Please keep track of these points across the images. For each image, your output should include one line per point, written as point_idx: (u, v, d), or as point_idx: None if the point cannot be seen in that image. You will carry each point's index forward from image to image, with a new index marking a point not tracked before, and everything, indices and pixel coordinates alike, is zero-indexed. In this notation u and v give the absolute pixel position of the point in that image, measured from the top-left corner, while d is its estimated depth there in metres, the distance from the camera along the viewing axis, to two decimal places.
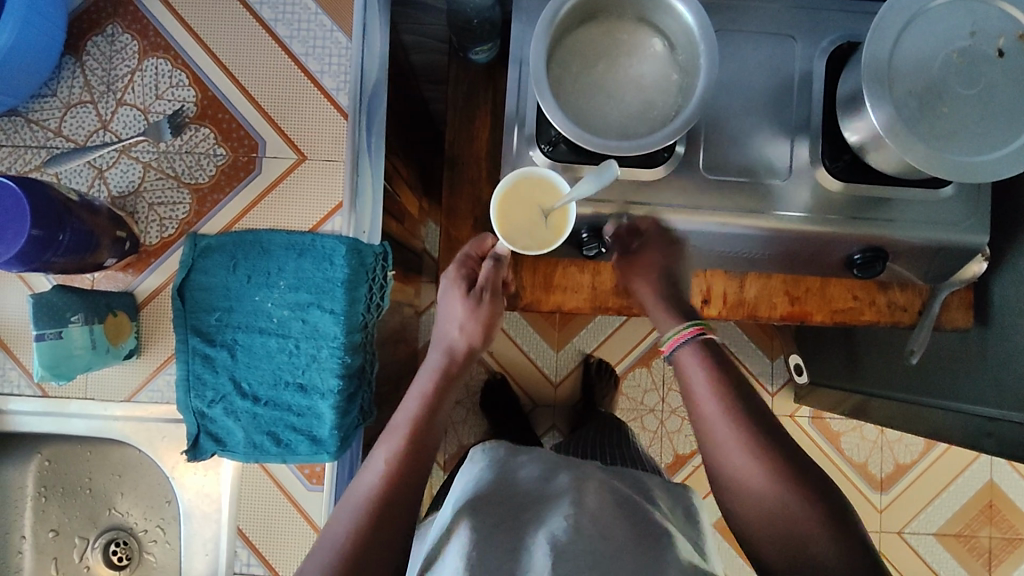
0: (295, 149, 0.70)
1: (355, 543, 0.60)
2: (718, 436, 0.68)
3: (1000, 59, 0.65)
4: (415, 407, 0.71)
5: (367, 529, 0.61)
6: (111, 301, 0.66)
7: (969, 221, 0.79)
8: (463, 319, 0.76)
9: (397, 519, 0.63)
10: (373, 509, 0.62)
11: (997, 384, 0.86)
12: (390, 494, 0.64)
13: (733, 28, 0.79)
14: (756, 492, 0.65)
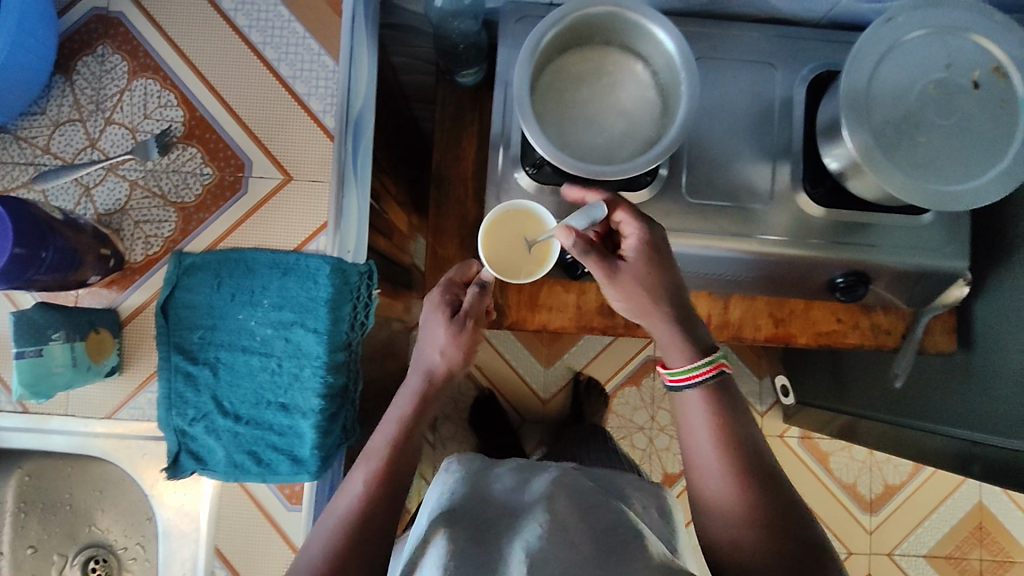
0: (281, 169, 0.70)
1: (330, 562, 0.58)
2: (699, 461, 0.63)
3: (976, 90, 0.66)
4: (393, 429, 0.69)
5: (342, 553, 0.59)
6: (94, 318, 0.66)
7: (948, 246, 0.80)
8: (445, 343, 0.75)
9: (375, 541, 0.61)
10: (350, 533, 0.60)
11: (983, 408, 0.86)
12: (367, 514, 0.62)
13: (714, 56, 0.81)
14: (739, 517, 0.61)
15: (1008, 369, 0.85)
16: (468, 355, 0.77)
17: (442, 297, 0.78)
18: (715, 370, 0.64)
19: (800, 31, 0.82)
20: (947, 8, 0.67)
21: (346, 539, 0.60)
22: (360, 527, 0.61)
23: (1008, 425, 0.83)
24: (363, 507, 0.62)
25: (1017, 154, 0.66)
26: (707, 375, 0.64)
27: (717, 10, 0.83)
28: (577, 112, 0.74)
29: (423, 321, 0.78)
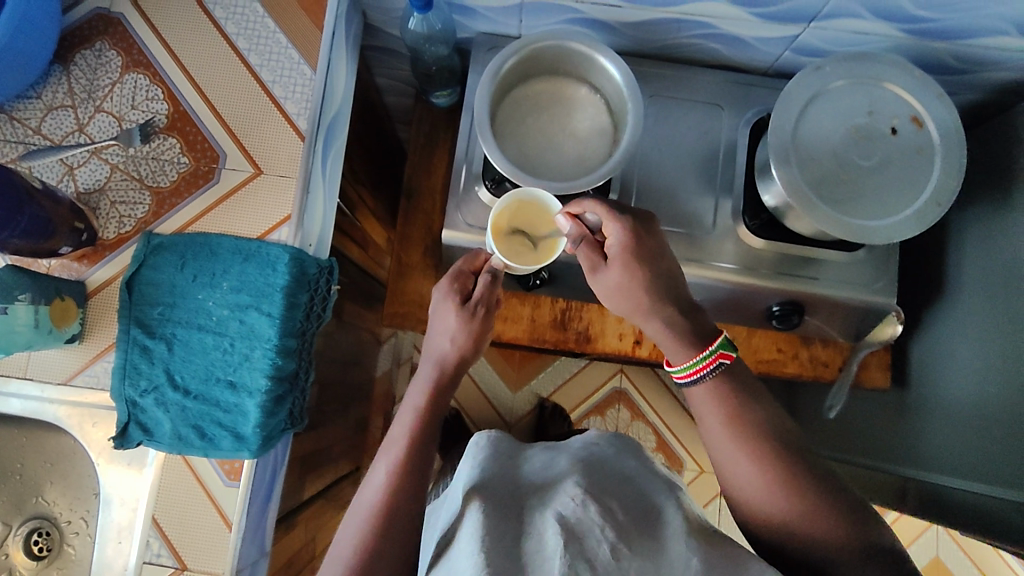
0: (252, 163, 0.75)
1: (360, 560, 0.58)
2: (726, 459, 0.62)
3: (894, 136, 0.73)
4: (410, 419, 0.68)
5: (371, 547, 0.59)
6: (61, 286, 0.70)
7: (879, 282, 0.85)
8: (455, 330, 0.73)
9: (403, 534, 0.61)
10: (377, 526, 0.60)
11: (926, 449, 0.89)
12: (392, 510, 0.61)
13: (668, 96, 0.88)
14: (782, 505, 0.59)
15: (940, 404, 0.89)
16: (479, 343, 0.74)
17: (451, 285, 0.76)
18: (714, 364, 0.65)
19: (748, 78, 0.90)
20: (867, 61, 0.73)
21: (375, 533, 0.60)
22: (387, 521, 0.61)
23: (946, 464, 0.85)
24: (388, 501, 0.62)
25: (932, 196, 0.71)
26: (706, 368, 0.65)
27: (673, 55, 0.91)
28: (534, 133, 0.80)
29: (432, 307, 0.76)
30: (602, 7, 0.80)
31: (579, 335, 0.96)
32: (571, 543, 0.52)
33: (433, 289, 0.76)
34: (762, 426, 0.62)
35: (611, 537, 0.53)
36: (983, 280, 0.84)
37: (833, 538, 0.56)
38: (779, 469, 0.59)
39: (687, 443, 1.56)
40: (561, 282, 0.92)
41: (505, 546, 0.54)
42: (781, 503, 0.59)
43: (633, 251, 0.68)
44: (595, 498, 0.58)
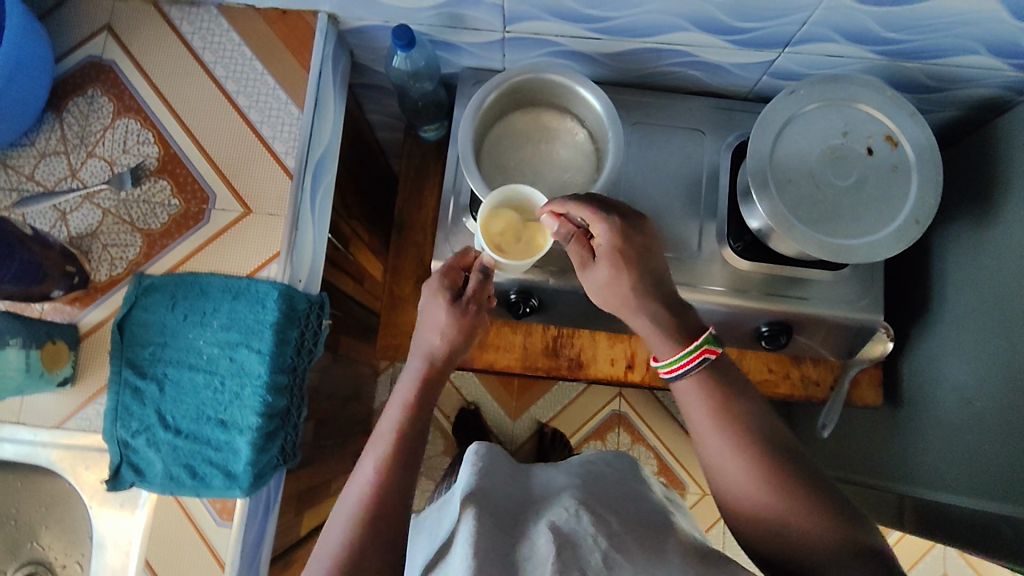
0: (241, 203, 0.77)
1: (347, 553, 0.56)
2: (715, 458, 0.62)
3: (870, 156, 0.74)
4: (398, 412, 0.67)
5: (360, 539, 0.57)
6: (52, 330, 0.70)
7: (865, 300, 0.85)
8: (444, 324, 0.72)
9: (393, 527, 0.59)
10: (365, 519, 0.58)
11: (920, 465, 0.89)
12: (379, 502, 0.60)
13: (651, 123, 0.90)
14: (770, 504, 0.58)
15: (934, 420, 0.88)
16: (470, 337, 0.73)
17: (440, 281, 0.75)
18: (697, 359, 0.64)
19: (729, 103, 0.91)
20: (841, 84, 0.75)
21: (360, 537, 0.57)
22: (373, 524, 0.58)
23: (940, 480, 0.85)
24: (373, 505, 0.59)
25: (911, 213, 0.72)
26: (689, 366, 0.64)
27: (654, 84, 0.93)
28: (519, 164, 0.81)
29: (422, 305, 0.75)
30: (582, 41, 0.82)
31: (571, 362, 0.97)
32: (564, 550, 0.50)
33: (423, 287, 0.75)
34: (758, 432, 0.61)
35: (604, 544, 0.52)
36: (971, 294, 0.84)
37: (826, 540, 0.55)
38: (772, 471, 0.59)
39: (687, 465, 1.55)
40: (552, 310, 0.92)
41: (493, 550, 0.52)
42: (772, 504, 0.58)
43: (619, 248, 0.68)
44: (590, 509, 0.57)
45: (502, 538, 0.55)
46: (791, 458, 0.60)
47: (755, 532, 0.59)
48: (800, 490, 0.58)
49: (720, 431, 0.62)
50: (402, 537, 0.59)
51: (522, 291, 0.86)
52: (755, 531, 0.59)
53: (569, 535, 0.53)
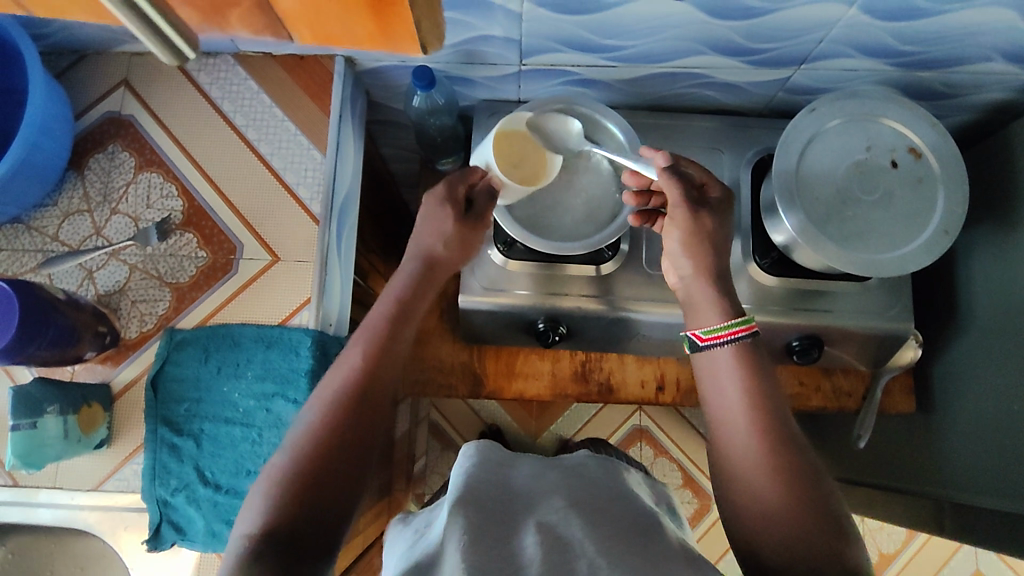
0: (270, 251, 0.76)
1: (321, 434, 0.59)
2: (733, 439, 0.63)
3: (895, 169, 0.74)
4: (388, 305, 0.69)
5: (337, 424, 0.60)
6: (87, 393, 0.70)
7: (895, 309, 0.85)
8: (445, 231, 0.73)
9: (369, 420, 0.62)
10: (345, 407, 0.61)
11: (957, 470, 0.88)
12: (361, 396, 0.62)
13: (668, 144, 0.90)
14: (761, 490, 0.59)
15: (970, 424, 0.88)
16: (465, 253, 0.75)
17: (444, 194, 0.74)
18: (748, 331, 0.66)
19: (745, 120, 0.91)
20: (861, 100, 0.75)
21: (315, 451, 0.58)
22: (330, 443, 0.59)
23: (979, 485, 0.84)
24: (332, 424, 0.60)
25: (939, 224, 0.72)
26: (738, 334, 0.66)
27: (669, 105, 0.93)
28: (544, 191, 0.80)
29: (423, 209, 0.75)
30: (599, 69, 0.82)
31: (601, 386, 0.96)
32: (552, 555, 0.50)
33: (428, 194, 0.74)
34: (785, 437, 0.62)
35: (593, 554, 0.50)
36: (1001, 298, 0.84)
37: (800, 536, 0.56)
38: (777, 456, 0.60)
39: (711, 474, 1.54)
40: (579, 336, 0.92)
41: (479, 537, 0.52)
42: (777, 500, 0.59)
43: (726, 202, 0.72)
44: (580, 513, 0.56)
45: (491, 524, 0.54)
46: (807, 468, 0.60)
47: (745, 515, 0.60)
48: (806, 493, 0.59)
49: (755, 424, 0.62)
50: (361, 461, 0.60)
51: (550, 320, 0.86)
52: (743, 514, 0.60)
53: (563, 540, 0.52)
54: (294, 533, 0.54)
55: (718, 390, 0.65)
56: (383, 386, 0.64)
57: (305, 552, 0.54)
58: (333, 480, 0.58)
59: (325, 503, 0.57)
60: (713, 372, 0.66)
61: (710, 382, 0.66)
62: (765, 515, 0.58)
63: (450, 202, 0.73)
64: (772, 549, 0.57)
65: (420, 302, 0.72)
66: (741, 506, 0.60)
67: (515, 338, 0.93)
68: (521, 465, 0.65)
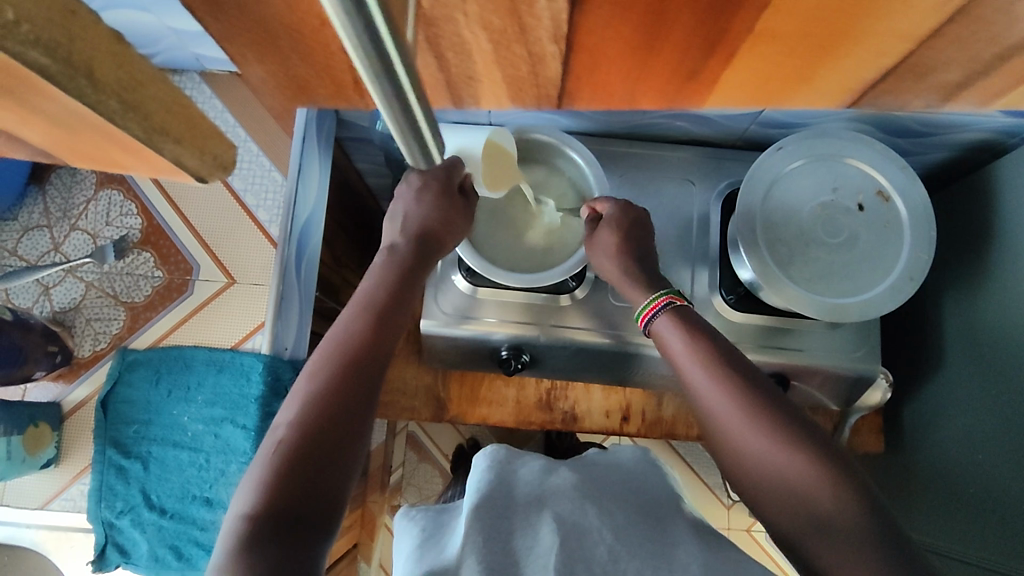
0: (225, 273, 0.86)
1: (315, 402, 0.54)
2: (713, 407, 0.58)
3: (861, 212, 0.72)
4: (378, 275, 0.64)
5: (332, 390, 0.55)
6: (35, 413, 0.80)
7: (861, 350, 0.84)
8: (429, 205, 0.66)
9: (365, 386, 0.56)
10: (340, 371, 0.56)
11: (942, 516, 0.84)
12: (357, 361, 0.57)
13: (639, 173, 0.89)
14: (791, 478, 0.53)
15: (947, 469, 0.84)
16: (462, 217, 0.68)
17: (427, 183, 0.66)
18: (664, 303, 0.67)
19: (718, 151, 0.90)
20: (828, 140, 0.74)
21: (309, 420, 0.53)
22: (326, 412, 0.53)
23: (963, 534, 0.80)
24: (327, 393, 0.54)
25: (904, 270, 0.71)
26: (659, 308, 0.67)
27: (643, 133, 0.92)
28: (509, 220, 0.78)
29: (401, 187, 0.69)
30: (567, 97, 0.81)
31: (565, 415, 0.95)
32: (570, 543, 0.56)
33: (408, 175, 0.68)
34: (757, 388, 0.58)
35: (609, 539, 0.57)
36: (972, 345, 0.82)
37: (845, 517, 0.50)
38: (793, 440, 0.54)
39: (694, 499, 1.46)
40: (544, 365, 0.90)
41: (489, 543, 0.56)
42: (821, 488, 0.52)
43: (619, 217, 0.73)
44: (593, 499, 0.61)
45: (505, 522, 0.58)
46: (795, 412, 0.57)
47: (750, 480, 0.56)
48: (804, 439, 0.54)
49: (727, 389, 0.58)
50: (360, 431, 0.55)
51: (514, 347, 0.84)
52: (748, 476, 0.56)
53: (575, 525, 0.58)
54: (292, 509, 0.49)
55: (684, 362, 0.62)
56: (378, 351, 0.59)
57: (305, 527, 0.49)
58: (332, 450, 0.52)
59: (324, 475, 0.51)
60: (669, 345, 0.65)
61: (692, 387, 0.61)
62: (800, 502, 0.52)
63: (438, 185, 0.66)
64: (782, 508, 0.53)
65: (422, 272, 0.67)
66: (771, 502, 0.54)
67: (480, 365, 0.92)
68: (531, 461, 0.68)
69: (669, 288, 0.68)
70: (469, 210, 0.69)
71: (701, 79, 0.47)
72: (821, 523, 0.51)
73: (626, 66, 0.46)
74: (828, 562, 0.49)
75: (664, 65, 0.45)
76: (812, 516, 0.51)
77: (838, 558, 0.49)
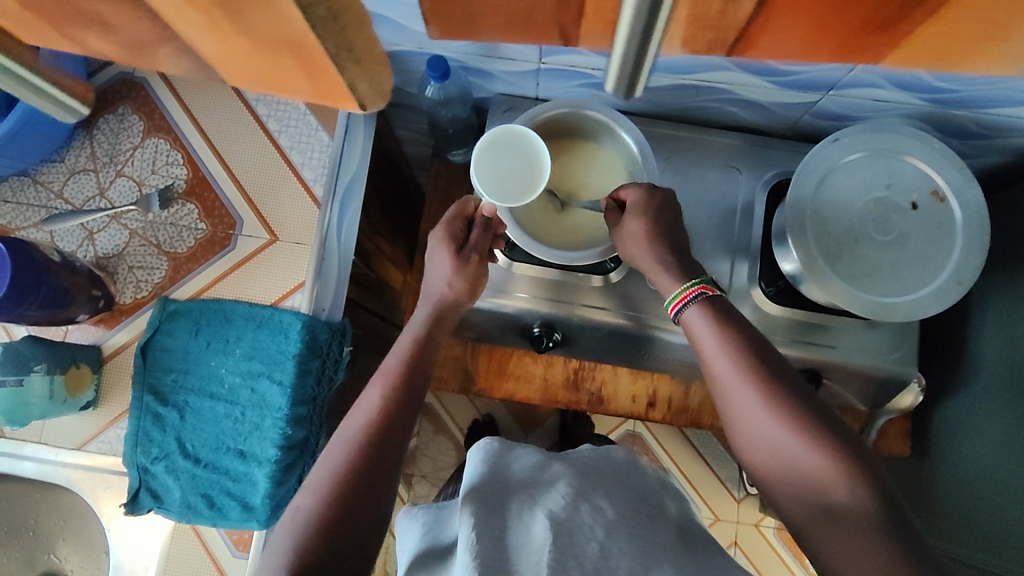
0: (268, 230, 0.80)
1: (343, 476, 0.57)
2: (742, 405, 0.59)
3: (914, 211, 0.71)
4: (405, 351, 0.70)
5: (363, 459, 0.59)
6: (76, 353, 0.75)
7: (898, 352, 0.83)
8: (451, 276, 0.73)
9: (391, 457, 0.61)
10: (367, 443, 0.60)
11: (966, 524, 0.85)
12: (384, 431, 0.61)
13: (686, 157, 0.88)
14: (824, 482, 0.53)
15: (974, 479, 0.84)
16: (474, 289, 0.75)
17: (444, 231, 0.74)
18: (697, 294, 0.65)
19: (766, 140, 0.89)
20: (888, 135, 0.73)
21: (339, 491, 0.56)
22: (365, 462, 0.59)
23: (987, 543, 0.81)
24: (364, 443, 0.60)
25: (952, 273, 0.70)
26: (693, 297, 0.65)
27: (690, 116, 0.90)
28: (535, 203, 0.76)
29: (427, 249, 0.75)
30: None
31: (591, 396, 0.96)
32: (561, 539, 0.56)
33: (428, 234, 0.74)
34: (791, 385, 0.59)
35: (601, 536, 0.58)
36: (1007, 350, 0.82)
37: (871, 524, 0.50)
38: (828, 444, 0.54)
39: (701, 489, 1.46)
40: (575, 344, 0.91)
41: (486, 537, 0.56)
42: (851, 497, 0.52)
43: (667, 203, 0.70)
44: (585, 496, 0.62)
45: (500, 518, 0.59)
46: (827, 415, 0.57)
47: (769, 472, 0.57)
48: (828, 436, 0.55)
49: (756, 387, 0.58)
50: (383, 504, 0.58)
51: (547, 324, 0.84)
52: (768, 466, 0.57)
53: (568, 522, 0.58)
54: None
55: (714, 360, 0.62)
56: (403, 428, 0.63)
57: None
58: (356, 520, 0.55)
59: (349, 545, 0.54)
60: (698, 336, 0.64)
61: (718, 383, 0.61)
62: (828, 509, 0.52)
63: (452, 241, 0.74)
64: (794, 495, 0.55)
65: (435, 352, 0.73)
66: (798, 506, 0.55)
67: (511, 339, 0.92)
68: (523, 454, 0.70)
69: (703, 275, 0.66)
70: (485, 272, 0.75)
71: (884, 37, 0.46)
72: (833, 511, 0.52)
73: (803, 25, 0.45)
74: (840, 554, 0.51)
75: (852, 21, 0.45)
76: (825, 503, 0.53)
77: (848, 553, 0.50)
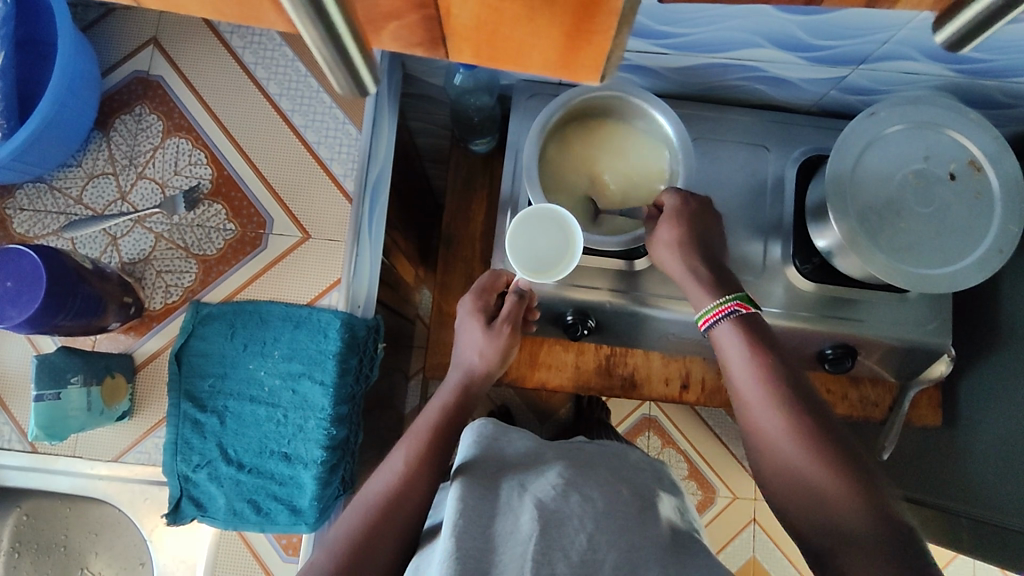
0: (299, 228, 0.78)
1: (355, 542, 0.59)
2: (756, 415, 0.59)
3: (953, 181, 0.71)
4: (435, 415, 0.71)
5: (377, 522, 0.60)
6: (110, 363, 0.73)
7: (933, 323, 0.83)
8: (482, 345, 0.76)
9: (407, 510, 0.62)
10: (381, 510, 0.61)
11: (998, 492, 0.86)
12: (400, 495, 0.63)
13: (711, 136, 0.87)
14: (830, 496, 0.53)
15: (1005, 447, 0.86)
16: (505, 357, 0.78)
17: (475, 302, 0.78)
18: (729, 308, 0.64)
19: (791, 116, 0.88)
20: (923, 106, 0.72)
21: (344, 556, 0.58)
22: (380, 524, 0.60)
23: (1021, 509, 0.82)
24: (377, 510, 0.61)
25: (993, 242, 0.70)
26: (723, 311, 0.64)
27: (715, 95, 0.90)
28: (571, 190, 0.76)
29: (459, 321, 0.80)
30: (645, 56, 0.79)
31: (624, 381, 0.95)
32: (549, 531, 0.54)
33: (459, 306, 0.79)
34: (804, 397, 0.58)
35: (589, 527, 0.56)
36: None
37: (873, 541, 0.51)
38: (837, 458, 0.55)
39: (720, 470, 1.46)
40: (607, 330, 0.90)
41: (472, 525, 0.54)
42: (857, 514, 0.52)
43: (708, 194, 0.70)
44: (574, 487, 0.61)
45: (489, 503, 0.57)
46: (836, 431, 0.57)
47: (777, 488, 0.57)
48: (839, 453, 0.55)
49: (778, 406, 0.58)
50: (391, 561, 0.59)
51: (579, 312, 0.83)
52: (780, 487, 0.57)
53: (555, 512, 0.57)
54: None
55: (736, 373, 0.61)
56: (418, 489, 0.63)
57: None
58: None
59: None
60: (718, 341, 0.64)
61: (734, 390, 0.61)
62: (833, 525, 0.53)
63: (481, 314, 0.78)
64: (800, 510, 0.55)
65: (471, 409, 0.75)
66: (803, 518, 0.55)
67: (542, 328, 0.92)
68: (516, 436, 0.71)
69: (740, 290, 0.65)
70: (514, 341, 0.78)
71: None
72: (841, 526, 0.52)
73: None
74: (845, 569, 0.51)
75: None
76: (833, 518, 0.53)
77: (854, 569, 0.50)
